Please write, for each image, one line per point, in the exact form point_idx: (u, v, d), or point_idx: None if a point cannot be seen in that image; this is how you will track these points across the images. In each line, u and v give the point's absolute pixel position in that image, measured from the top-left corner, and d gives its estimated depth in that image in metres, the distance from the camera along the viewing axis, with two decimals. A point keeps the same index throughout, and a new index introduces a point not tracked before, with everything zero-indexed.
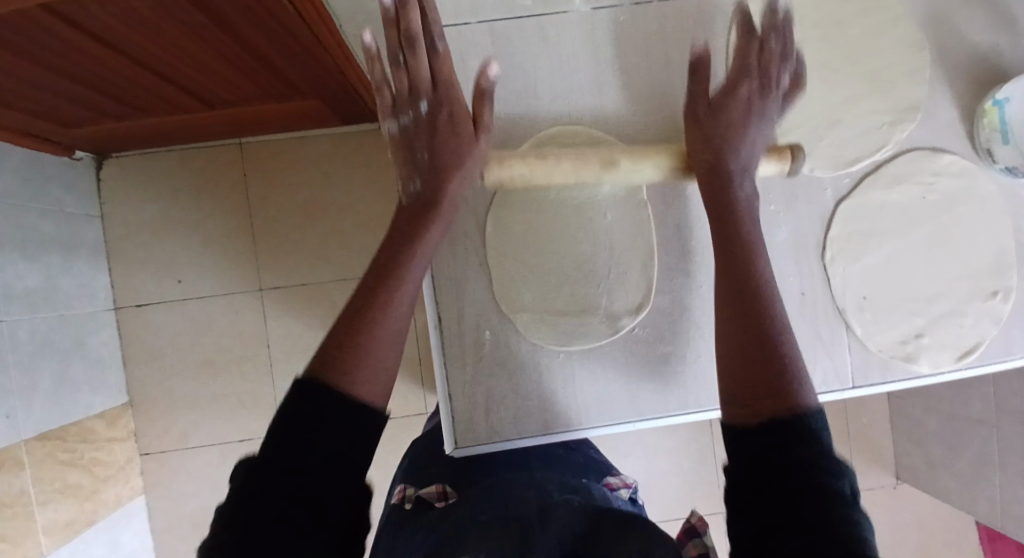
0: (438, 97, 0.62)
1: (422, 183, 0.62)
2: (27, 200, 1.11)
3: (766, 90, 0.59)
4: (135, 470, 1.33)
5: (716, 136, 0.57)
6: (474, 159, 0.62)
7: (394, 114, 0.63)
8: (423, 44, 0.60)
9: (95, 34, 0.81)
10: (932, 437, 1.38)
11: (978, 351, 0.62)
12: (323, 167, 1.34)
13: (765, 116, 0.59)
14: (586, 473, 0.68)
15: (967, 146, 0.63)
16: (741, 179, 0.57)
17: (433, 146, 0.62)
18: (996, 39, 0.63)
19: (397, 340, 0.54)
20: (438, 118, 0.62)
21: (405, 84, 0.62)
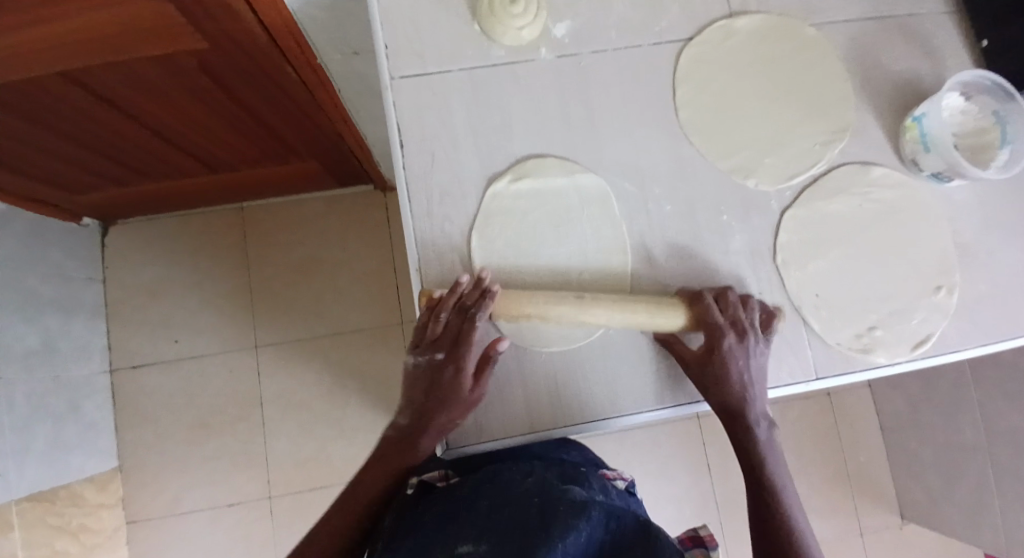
0: (454, 360, 0.59)
1: (412, 422, 0.61)
2: (32, 263, 1.16)
3: (741, 334, 0.61)
4: (121, 539, 1.29)
5: (725, 398, 0.61)
6: (459, 414, 0.60)
7: (416, 352, 0.60)
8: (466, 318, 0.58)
9: (112, 100, 0.89)
10: (929, 468, 1.37)
11: (932, 341, 0.67)
12: (319, 226, 1.42)
13: (757, 368, 0.62)
14: (581, 463, 0.71)
15: (896, 158, 0.71)
16: (753, 402, 0.61)
17: (430, 396, 0.59)
18: (907, 70, 0.72)
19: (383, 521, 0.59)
20: (444, 375, 0.59)
21: (434, 336, 0.60)
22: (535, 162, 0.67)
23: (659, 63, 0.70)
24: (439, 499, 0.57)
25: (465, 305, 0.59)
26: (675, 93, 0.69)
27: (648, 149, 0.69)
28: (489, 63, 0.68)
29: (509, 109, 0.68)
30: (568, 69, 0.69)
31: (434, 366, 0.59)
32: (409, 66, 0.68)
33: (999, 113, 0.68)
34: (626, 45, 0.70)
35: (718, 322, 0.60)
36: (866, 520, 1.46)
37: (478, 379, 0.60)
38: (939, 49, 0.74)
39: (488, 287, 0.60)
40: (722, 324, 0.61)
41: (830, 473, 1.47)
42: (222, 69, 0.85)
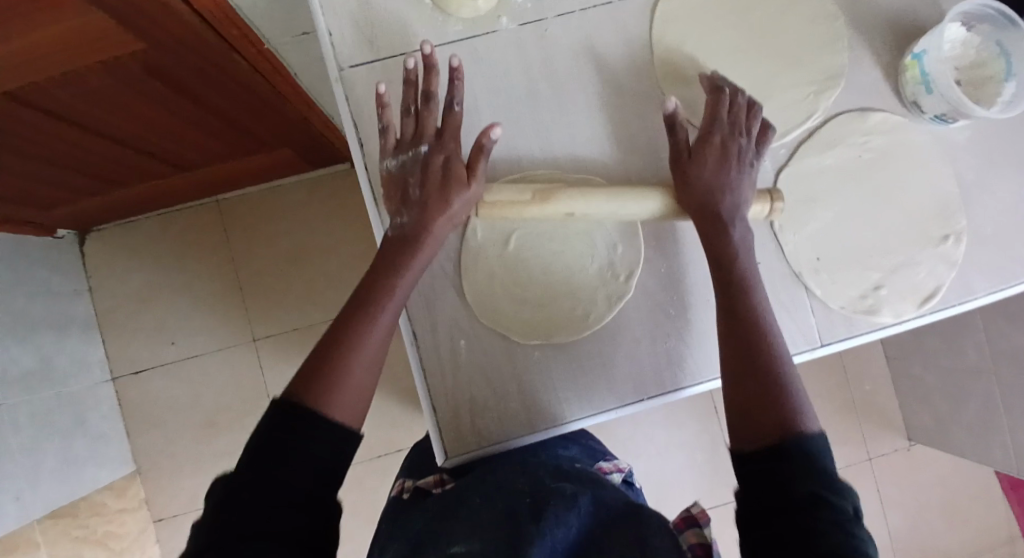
0: (440, 146, 0.59)
1: (409, 218, 0.59)
2: (15, 282, 1.13)
3: (741, 138, 0.61)
4: (150, 539, 1.32)
5: (707, 188, 0.59)
6: (460, 200, 0.58)
7: (395, 153, 0.60)
8: (440, 102, 0.60)
9: (63, 115, 0.84)
10: (934, 392, 1.34)
11: (938, 295, 0.65)
12: (300, 212, 1.37)
13: (748, 166, 0.60)
14: (580, 458, 0.68)
15: (896, 102, 0.68)
16: (733, 226, 0.59)
17: (423, 181, 0.58)
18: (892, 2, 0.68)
19: (374, 362, 0.54)
20: (432, 162, 0.58)
21: (410, 127, 0.60)
22: (508, 147, 0.64)
23: (627, 22, 0.66)
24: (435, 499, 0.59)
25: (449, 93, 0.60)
26: (651, 54, 0.66)
27: (627, 119, 0.65)
28: (447, 40, 0.64)
29: (474, 87, 0.64)
30: (533, 38, 0.65)
31: (416, 156, 0.59)
32: (360, 54, 0.63)
33: (1000, 43, 0.64)
34: (592, 6, 0.66)
35: (718, 120, 0.60)
36: (874, 446, 1.45)
37: (471, 170, 0.59)
38: None
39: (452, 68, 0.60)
40: (728, 130, 0.60)
41: (837, 402, 1.45)
42: (171, 69, 0.80)
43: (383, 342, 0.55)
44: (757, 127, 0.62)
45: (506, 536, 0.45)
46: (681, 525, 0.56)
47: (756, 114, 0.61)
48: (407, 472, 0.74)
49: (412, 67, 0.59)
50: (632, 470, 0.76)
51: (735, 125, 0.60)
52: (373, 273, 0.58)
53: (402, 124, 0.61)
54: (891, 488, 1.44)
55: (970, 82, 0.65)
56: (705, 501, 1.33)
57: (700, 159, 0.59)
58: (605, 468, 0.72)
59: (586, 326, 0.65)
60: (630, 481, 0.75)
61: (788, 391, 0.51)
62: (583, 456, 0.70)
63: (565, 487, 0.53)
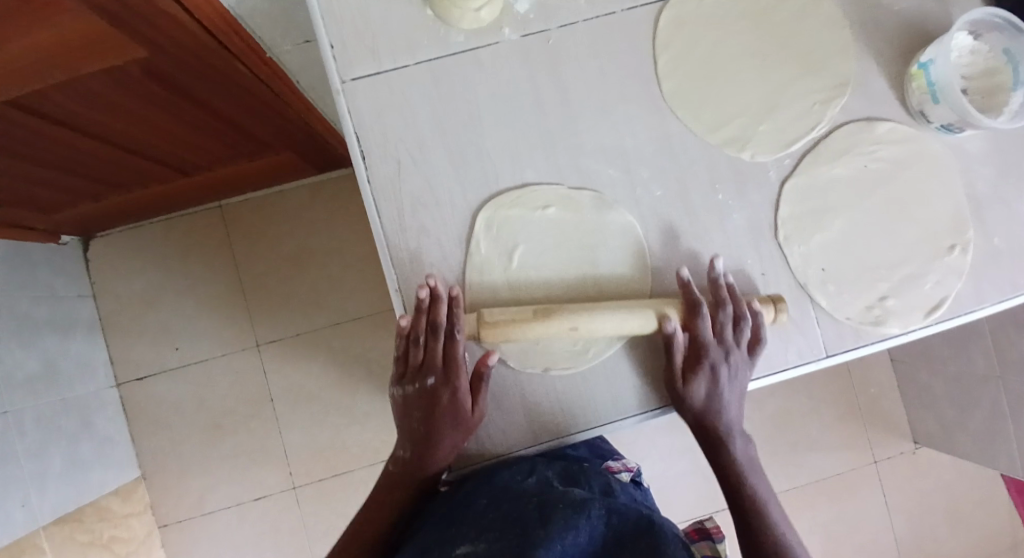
0: (447, 385, 0.58)
1: (411, 452, 0.60)
2: (20, 288, 1.14)
3: (737, 356, 0.61)
4: (155, 542, 1.33)
5: (696, 404, 0.60)
6: (462, 432, 0.60)
7: (400, 382, 0.60)
8: (445, 334, 0.58)
9: (66, 120, 0.85)
10: (942, 397, 1.33)
11: (946, 305, 0.65)
12: (303, 217, 1.38)
13: (739, 379, 0.61)
14: (587, 458, 0.72)
15: (902, 111, 0.67)
16: (734, 440, 0.62)
17: (428, 425, 0.59)
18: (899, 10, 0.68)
19: (374, 550, 0.62)
20: (439, 398, 0.58)
21: (416, 358, 0.59)
22: (512, 158, 0.64)
23: (632, 30, 0.65)
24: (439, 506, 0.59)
25: (452, 321, 0.59)
26: (656, 64, 0.65)
27: (632, 129, 0.65)
28: (449, 50, 0.63)
29: (477, 98, 0.64)
30: (536, 48, 0.64)
31: (424, 392, 0.59)
32: (362, 65, 0.63)
33: (1010, 51, 0.64)
34: (597, 14, 0.65)
35: (706, 340, 0.59)
36: (879, 451, 1.44)
37: (476, 402, 0.60)
38: None
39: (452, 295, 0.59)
40: (722, 343, 0.60)
41: (842, 407, 1.45)
42: (173, 75, 0.80)
43: (387, 552, 0.63)
44: (751, 335, 0.61)
45: (517, 542, 0.46)
46: (693, 535, 0.57)
47: (733, 291, 0.61)
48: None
49: (419, 296, 0.57)
50: (639, 469, 0.77)
51: (724, 342, 0.60)
52: (378, 491, 0.63)
53: (408, 350, 0.59)
54: (896, 493, 1.43)
55: (978, 92, 0.64)
56: (710, 506, 1.32)
57: (689, 374, 0.60)
58: (615, 467, 0.73)
59: (590, 356, 0.64)
60: (639, 480, 0.75)
61: (785, 548, 0.59)
62: (590, 456, 0.73)
63: (574, 493, 0.53)
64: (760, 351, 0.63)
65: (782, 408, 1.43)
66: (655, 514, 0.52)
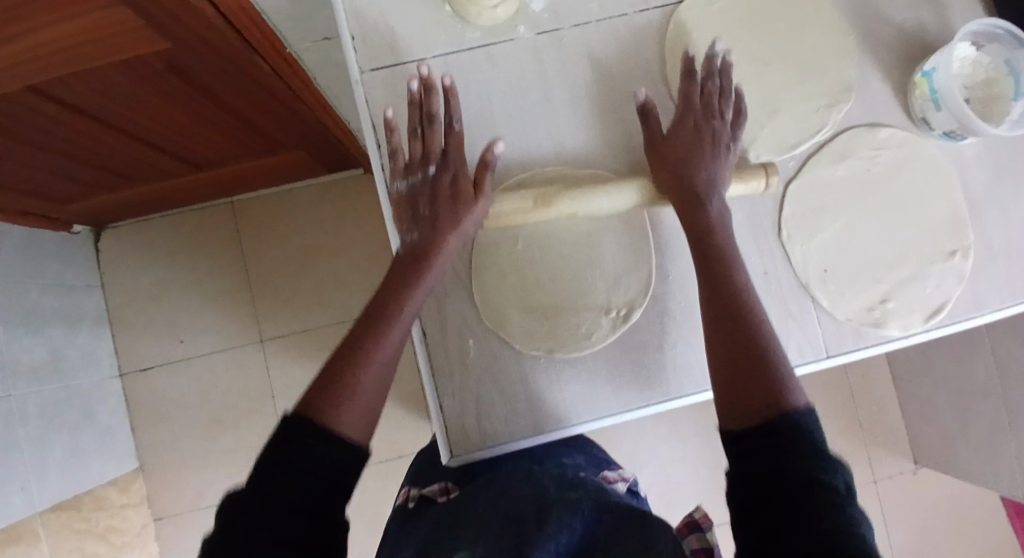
0: (447, 164, 0.61)
1: (418, 236, 0.59)
2: (31, 276, 1.15)
3: (716, 119, 0.63)
4: (150, 535, 1.33)
5: (682, 170, 0.60)
6: (467, 212, 0.60)
7: (405, 175, 0.61)
8: (440, 123, 0.61)
9: (87, 111, 0.87)
10: (944, 414, 1.33)
11: (946, 309, 0.66)
12: (312, 216, 1.39)
13: (727, 152, 0.62)
14: (584, 466, 0.72)
15: (904, 118, 0.69)
16: (738, 267, 0.58)
17: (432, 202, 0.60)
18: (901, 22, 0.70)
19: (379, 385, 0.53)
20: (441, 180, 0.60)
21: (416, 152, 0.61)
22: (522, 152, 0.66)
23: (642, 33, 0.67)
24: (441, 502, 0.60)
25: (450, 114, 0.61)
26: (664, 65, 0.67)
27: (639, 129, 0.66)
28: (464, 46, 0.65)
29: (490, 93, 0.66)
30: (549, 47, 0.66)
31: (425, 177, 0.60)
32: (380, 58, 0.65)
33: (1010, 62, 0.65)
34: (608, 17, 0.67)
35: (691, 107, 0.63)
36: (879, 468, 1.44)
37: (478, 185, 0.61)
38: None
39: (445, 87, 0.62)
40: (707, 116, 0.62)
41: (842, 422, 1.45)
42: (193, 69, 0.82)
43: (389, 367, 0.54)
44: (731, 111, 0.64)
45: (511, 540, 0.47)
46: (684, 529, 0.56)
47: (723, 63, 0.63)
48: (414, 483, 0.75)
49: (413, 86, 0.61)
50: (636, 480, 0.77)
51: (708, 107, 0.62)
52: (377, 297, 0.58)
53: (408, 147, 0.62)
54: (895, 511, 1.43)
55: (979, 100, 0.66)
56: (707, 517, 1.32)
57: (673, 144, 0.61)
58: (611, 477, 0.73)
59: (593, 341, 0.66)
60: (636, 491, 0.75)
61: (782, 384, 0.50)
62: (586, 466, 0.73)
63: (570, 495, 0.53)
64: None
65: None
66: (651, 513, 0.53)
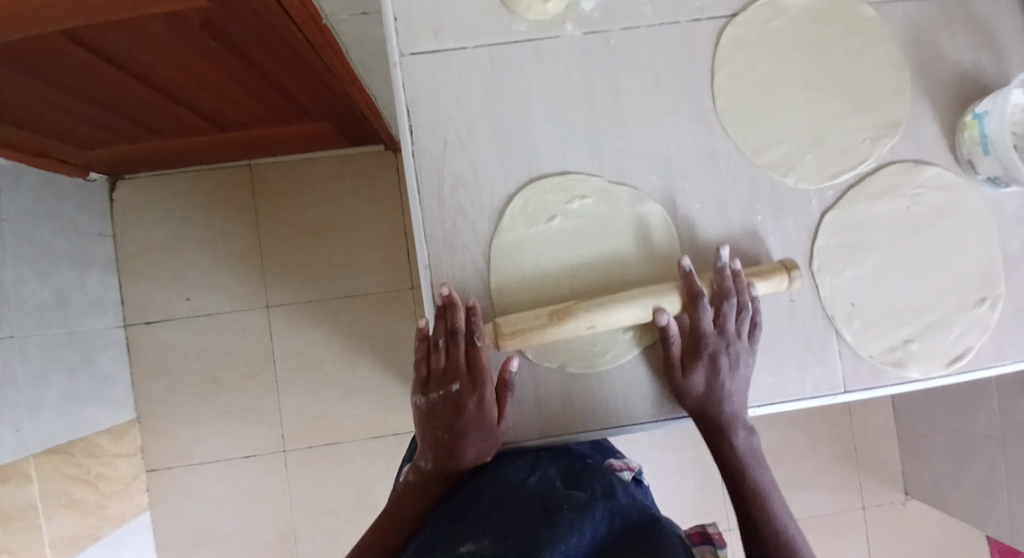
0: (476, 390, 0.59)
1: (433, 460, 0.61)
2: (43, 219, 1.15)
3: (737, 340, 0.61)
4: (140, 486, 1.34)
5: (695, 393, 0.61)
6: (489, 441, 0.60)
7: (425, 389, 0.60)
8: (466, 342, 0.59)
9: (116, 60, 0.85)
10: (937, 455, 1.32)
11: (968, 357, 0.65)
12: (330, 187, 1.38)
13: (739, 366, 0.61)
14: (590, 454, 0.71)
15: (950, 158, 0.67)
16: (729, 402, 0.61)
17: (455, 427, 0.59)
18: (959, 59, 0.67)
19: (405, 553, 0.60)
20: (466, 405, 0.58)
21: (439, 364, 0.59)
22: (558, 153, 0.64)
23: (694, 42, 0.65)
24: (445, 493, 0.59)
25: (474, 326, 0.59)
26: (713, 78, 0.65)
27: (679, 142, 0.65)
28: (511, 39, 0.64)
29: (531, 89, 0.64)
30: (596, 47, 0.64)
31: (451, 399, 0.58)
32: (423, 41, 0.63)
33: None
34: (661, 22, 0.65)
35: (707, 326, 0.59)
36: (868, 497, 1.44)
37: (501, 412, 0.61)
38: (1004, 33, 0.68)
39: (470, 305, 0.59)
40: (727, 326, 0.60)
41: (838, 449, 1.44)
42: (227, 29, 0.80)
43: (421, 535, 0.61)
44: (746, 325, 0.61)
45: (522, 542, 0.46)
46: (695, 538, 0.56)
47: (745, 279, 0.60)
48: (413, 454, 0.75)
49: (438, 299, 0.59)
50: (642, 469, 0.76)
51: (725, 333, 0.60)
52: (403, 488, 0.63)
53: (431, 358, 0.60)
54: (879, 541, 1.43)
55: None
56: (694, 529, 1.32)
57: (687, 363, 0.61)
58: (618, 464, 0.72)
59: (606, 360, 0.65)
60: (640, 480, 0.75)
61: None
62: (592, 452, 0.72)
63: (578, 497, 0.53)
64: (776, 378, 0.64)
65: (777, 442, 1.43)
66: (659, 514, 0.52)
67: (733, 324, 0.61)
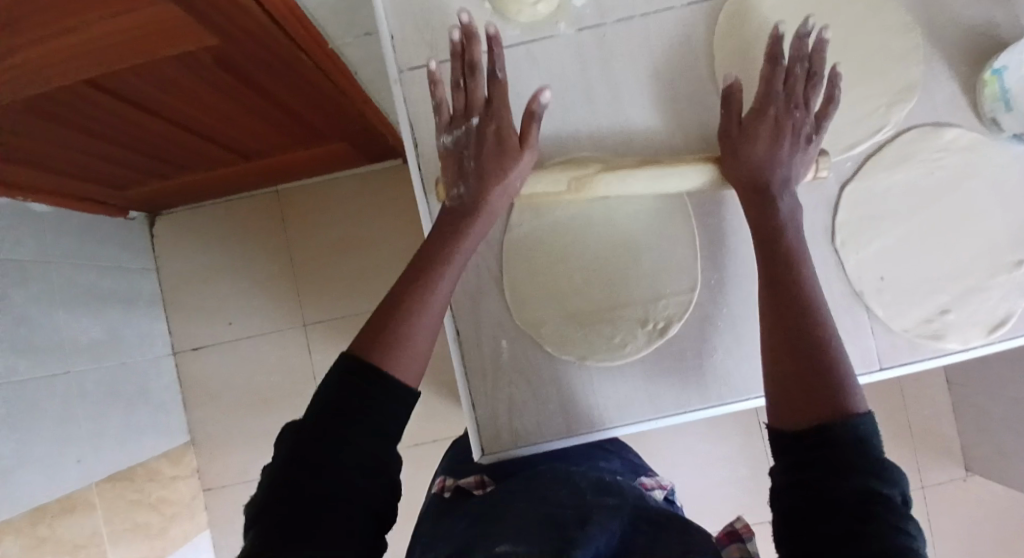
0: (494, 117, 0.59)
1: (464, 190, 0.60)
2: (89, 259, 1.21)
3: (797, 108, 0.60)
4: (199, 506, 1.40)
5: (759, 160, 0.59)
6: (514, 172, 0.59)
7: (450, 129, 0.60)
8: (486, 73, 0.59)
9: (138, 102, 0.89)
10: (999, 428, 1.26)
11: (1011, 323, 0.62)
12: (354, 205, 1.42)
13: (806, 146, 0.60)
14: (621, 471, 0.70)
15: (973, 117, 0.64)
16: (804, 262, 0.57)
17: (479, 157, 0.59)
18: (974, 12, 0.64)
19: (430, 333, 0.54)
20: (488, 135, 0.59)
21: (462, 105, 0.60)
22: (560, 151, 0.65)
23: (690, 26, 0.65)
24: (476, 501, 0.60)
25: (495, 63, 0.59)
26: (711, 61, 0.65)
27: (682, 128, 0.64)
28: (504, 44, 0.65)
29: (527, 93, 0.64)
30: (590, 44, 0.65)
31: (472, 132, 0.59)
32: (419, 56, 0.65)
33: None
34: (654, 10, 0.65)
35: (775, 93, 0.59)
36: (928, 475, 1.38)
37: (525, 138, 0.60)
38: None
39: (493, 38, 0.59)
40: (793, 59, 0.60)
41: (890, 426, 1.38)
42: (238, 65, 0.83)
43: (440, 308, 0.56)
44: (816, 98, 0.61)
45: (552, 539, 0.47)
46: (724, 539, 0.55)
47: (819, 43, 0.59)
48: (452, 467, 0.77)
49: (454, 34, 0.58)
50: (673, 488, 0.76)
51: (792, 98, 0.60)
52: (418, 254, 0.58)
53: (452, 98, 0.60)
54: (945, 521, 1.36)
55: None
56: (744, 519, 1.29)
57: (754, 130, 0.59)
58: (648, 482, 0.72)
59: (629, 352, 0.65)
60: (672, 498, 0.74)
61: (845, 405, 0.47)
62: (624, 469, 0.72)
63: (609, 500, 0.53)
64: None
65: None
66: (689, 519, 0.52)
67: (799, 86, 0.60)
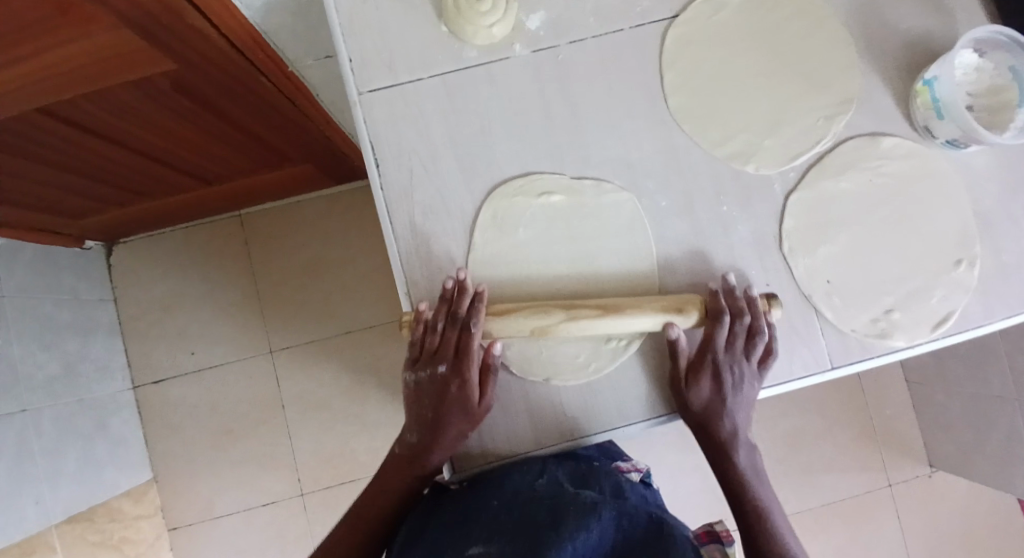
0: (456, 375, 0.60)
1: (416, 441, 0.61)
2: (43, 292, 1.17)
3: (746, 356, 0.61)
4: (164, 546, 1.34)
5: (700, 402, 0.61)
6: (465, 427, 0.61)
7: (415, 367, 0.61)
8: (459, 325, 0.60)
9: (93, 129, 0.88)
10: (957, 424, 1.31)
11: (953, 319, 0.65)
12: (319, 227, 1.41)
13: (747, 389, 0.61)
14: (597, 455, 0.69)
15: (907, 125, 0.68)
16: (738, 450, 0.62)
17: (438, 409, 0.60)
18: (902, 30, 0.69)
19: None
20: (449, 390, 0.60)
21: (432, 348, 0.61)
22: (521, 167, 0.66)
23: (641, 46, 0.67)
24: (451, 501, 0.59)
25: (469, 317, 0.60)
26: (663, 78, 0.67)
27: (638, 143, 0.66)
28: (462, 65, 0.66)
29: (487, 112, 0.66)
30: (547, 64, 0.67)
31: (437, 380, 0.60)
32: (380, 78, 0.66)
33: (1016, 68, 0.65)
34: (606, 31, 0.67)
35: (719, 344, 0.60)
36: (894, 473, 1.41)
37: (483, 393, 0.61)
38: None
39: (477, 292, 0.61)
40: (742, 312, 0.62)
41: (855, 427, 1.42)
42: (198, 89, 0.83)
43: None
44: (762, 348, 0.62)
45: (529, 545, 0.47)
46: (703, 538, 0.56)
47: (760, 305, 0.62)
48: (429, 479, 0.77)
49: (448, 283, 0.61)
50: (650, 471, 0.75)
51: (732, 348, 0.61)
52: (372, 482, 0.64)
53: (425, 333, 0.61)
54: (913, 518, 1.40)
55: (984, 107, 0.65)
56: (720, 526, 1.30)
57: (693, 374, 0.61)
58: (625, 466, 0.71)
59: (594, 366, 0.66)
60: (649, 481, 0.73)
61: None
62: (600, 455, 0.70)
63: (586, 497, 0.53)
64: None
65: (793, 425, 1.41)
66: (668, 517, 0.53)
67: (744, 345, 0.61)
